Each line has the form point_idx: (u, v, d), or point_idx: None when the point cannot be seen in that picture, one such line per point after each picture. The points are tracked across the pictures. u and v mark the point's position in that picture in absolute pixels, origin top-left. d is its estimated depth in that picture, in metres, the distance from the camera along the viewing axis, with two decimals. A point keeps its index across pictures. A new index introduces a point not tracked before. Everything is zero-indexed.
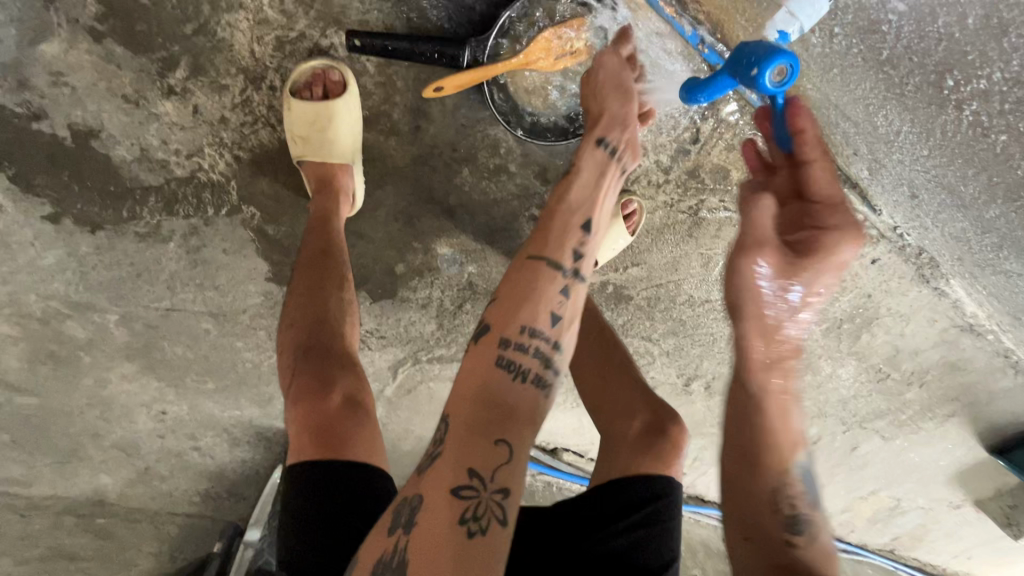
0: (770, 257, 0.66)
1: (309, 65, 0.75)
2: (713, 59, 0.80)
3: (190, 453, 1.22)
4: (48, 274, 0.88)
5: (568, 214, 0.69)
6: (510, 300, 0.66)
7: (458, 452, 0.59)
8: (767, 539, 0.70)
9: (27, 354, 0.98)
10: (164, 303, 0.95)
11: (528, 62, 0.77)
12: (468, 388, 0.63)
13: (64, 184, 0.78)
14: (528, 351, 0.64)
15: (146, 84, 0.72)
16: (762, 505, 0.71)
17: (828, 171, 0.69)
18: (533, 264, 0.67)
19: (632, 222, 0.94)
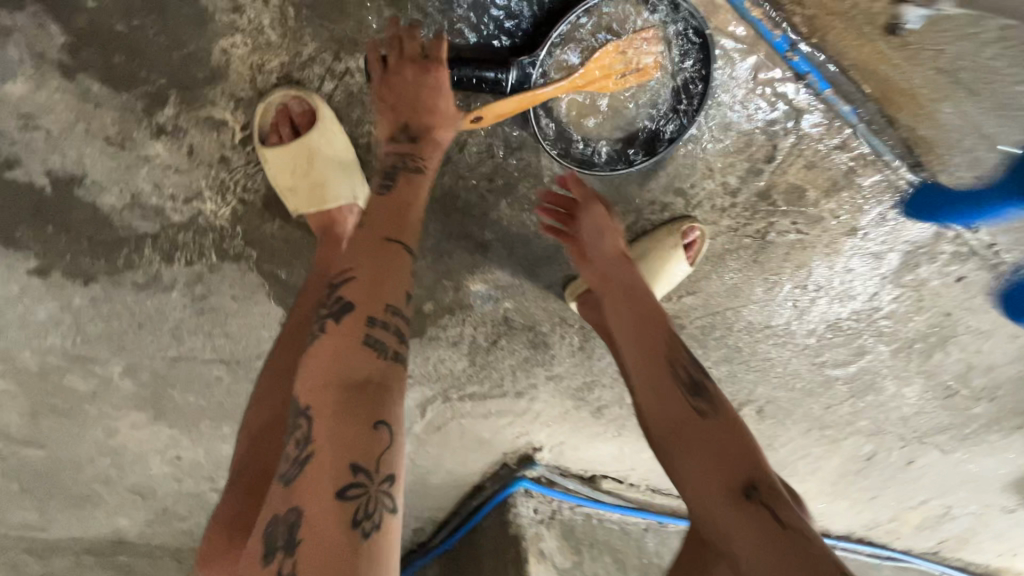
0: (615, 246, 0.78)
1: (266, 104, 0.62)
2: (802, 67, 0.68)
3: (209, 494, 1.14)
4: (42, 327, 0.79)
5: (420, 193, 0.61)
6: (373, 272, 0.58)
7: (332, 436, 0.51)
8: (689, 421, 0.66)
9: (29, 408, 0.90)
10: (171, 352, 0.86)
11: (580, 86, 0.71)
12: (322, 376, 0.54)
13: (50, 235, 0.69)
14: (389, 327, 0.57)
15: (130, 123, 0.60)
16: (664, 377, 0.70)
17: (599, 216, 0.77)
18: (391, 245, 0.58)
19: (692, 250, 0.81)
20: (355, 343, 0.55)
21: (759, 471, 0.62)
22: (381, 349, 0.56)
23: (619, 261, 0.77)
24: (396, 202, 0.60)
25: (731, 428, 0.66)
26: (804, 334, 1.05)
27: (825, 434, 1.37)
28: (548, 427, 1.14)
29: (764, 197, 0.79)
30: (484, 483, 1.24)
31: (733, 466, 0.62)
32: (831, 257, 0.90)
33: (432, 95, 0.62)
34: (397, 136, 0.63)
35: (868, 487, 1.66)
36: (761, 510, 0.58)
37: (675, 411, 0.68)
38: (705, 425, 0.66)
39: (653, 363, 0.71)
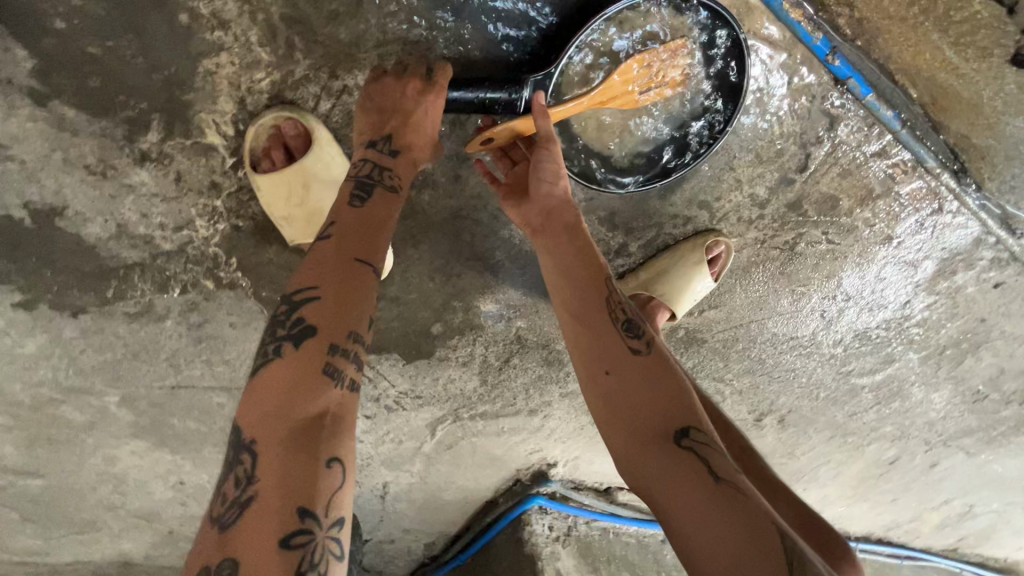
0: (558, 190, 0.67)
1: (256, 127, 0.57)
2: (844, 72, 0.63)
3: None
4: (33, 360, 0.75)
5: (385, 221, 0.58)
6: (337, 296, 0.54)
7: (279, 478, 0.48)
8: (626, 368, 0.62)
9: (24, 438, 0.87)
10: (169, 381, 0.82)
11: (604, 100, 0.65)
12: (270, 404, 0.51)
13: (33, 267, 0.65)
14: (349, 357, 0.54)
15: (111, 151, 0.56)
16: (599, 322, 0.64)
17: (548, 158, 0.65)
18: (358, 267, 0.55)
19: (717, 266, 0.77)
20: (311, 373, 0.52)
21: (698, 423, 0.57)
22: (338, 380, 0.53)
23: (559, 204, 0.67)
24: (361, 225, 0.57)
25: (671, 376, 0.61)
26: (831, 343, 1.00)
27: (847, 441, 1.32)
28: (562, 443, 1.10)
29: (794, 208, 0.74)
30: (496, 499, 1.20)
31: (670, 414, 0.58)
32: (863, 267, 0.85)
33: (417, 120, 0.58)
34: (376, 147, 0.58)
35: (889, 490, 1.62)
36: (692, 458, 0.54)
37: (612, 356, 0.62)
38: (642, 368, 0.61)
39: (593, 306, 0.65)
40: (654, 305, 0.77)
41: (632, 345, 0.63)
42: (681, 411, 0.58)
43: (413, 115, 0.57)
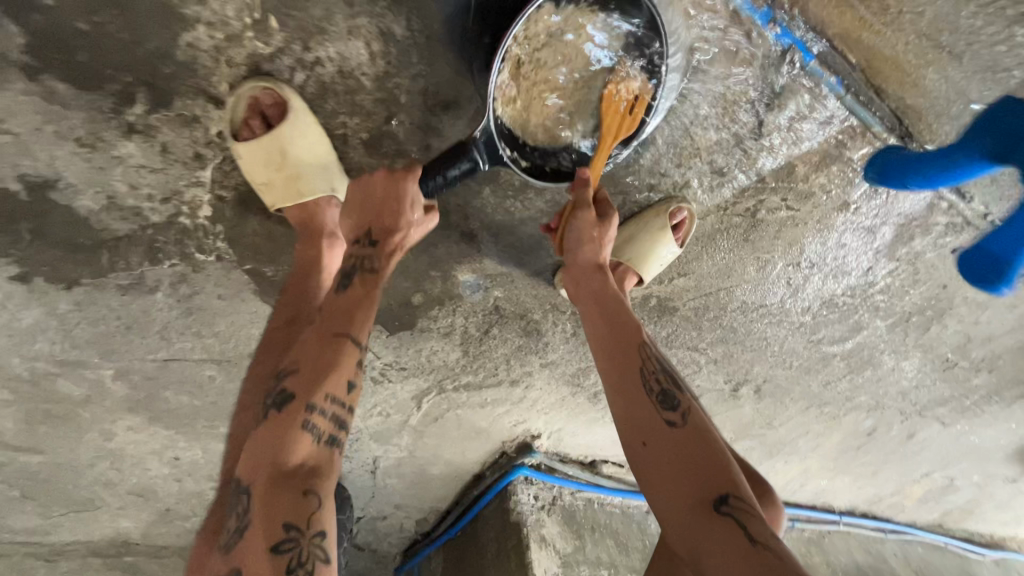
0: (594, 253, 0.80)
1: (236, 97, 0.61)
2: (787, 38, 0.67)
3: (211, 492, 1.16)
4: (30, 334, 0.79)
5: (368, 297, 0.70)
6: (315, 367, 0.66)
7: (268, 508, 0.59)
8: (659, 433, 0.68)
9: (23, 415, 0.91)
10: (161, 353, 0.85)
11: (613, 134, 0.74)
12: (262, 453, 0.62)
13: (27, 240, 0.68)
14: (324, 414, 0.65)
15: (100, 124, 0.59)
16: (636, 390, 0.72)
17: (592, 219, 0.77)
18: (336, 342, 0.67)
19: (681, 230, 0.83)
20: (295, 427, 0.63)
21: (734, 488, 0.61)
22: (314, 434, 0.64)
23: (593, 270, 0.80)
24: (342, 304, 0.68)
25: (712, 444, 0.66)
26: (799, 311, 1.04)
27: (824, 411, 1.36)
28: (545, 415, 1.14)
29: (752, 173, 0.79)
30: (484, 472, 1.24)
31: (705, 481, 0.62)
32: (823, 233, 0.89)
33: (394, 205, 0.68)
34: (359, 243, 0.71)
35: (869, 461, 1.66)
36: (726, 521, 0.58)
37: (649, 426, 0.69)
38: (677, 438, 0.67)
39: (631, 377, 0.73)
40: (621, 270, 0.87)
41: (666, 415, 0.69)
42: (716, 480, 0.62)
43: (389, 204, 0.68)
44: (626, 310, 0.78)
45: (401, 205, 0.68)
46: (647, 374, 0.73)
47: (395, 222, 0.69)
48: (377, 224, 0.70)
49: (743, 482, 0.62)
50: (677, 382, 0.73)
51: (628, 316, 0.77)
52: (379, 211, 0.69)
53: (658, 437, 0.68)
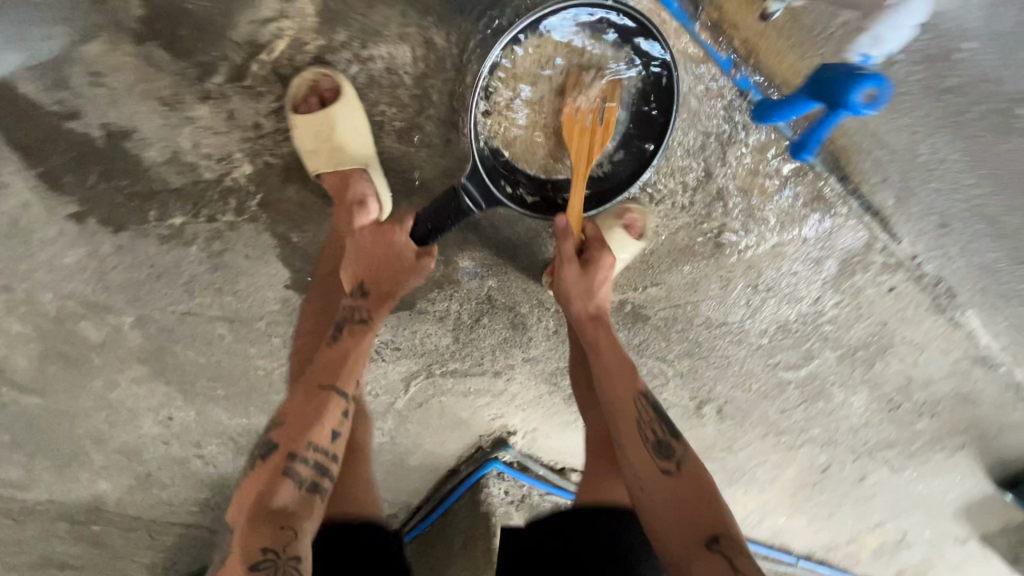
0: (584, 303, 0.90)
1: (304, 77, 0.75)
2: (744, 85, 0.88)
3: (194, 460, 1.20)
4: (67, 273, 0.87)
5: (361, 348, 0.83)
6: (301, 417, 0.80)
7: (248, 539, 0.72)
8: (653, 478, 0.80)
9: (36, 355, 0.97)
10: (181, 306, 0.94)
11: (590, 155, 0.86)
12: (252, 490, 0.77)
13: (92, 182, 0.79)
14: (307, 459, 0.78)
15: (183, 87, 0.73)
16: (634, 437, 0.84)
17: (576, 274, 0.88)
18: (322, 393, 0.81)
19: (634, 228, 0.94)
20: (281, 469, 0.77)
21: (724, 527, 0.75)
22: (296, 476, 0.77)
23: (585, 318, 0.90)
24: (333, 358, 0.82)
25: (706, 486, 0.80)
26: (757, 333, 1.16)
27: (781, 441, 1.46)
28: (522, 412, 1.22)
29: (710, 193, 0.96)
30: (458, 467, 1.30)
31: (696, 522, 0.76)
32: (778, 259, 1.03)
33: (388, 256, 0.81)
34: (354, 295, 0.83)
35: (826, 503, 1.72)
36: (719, 555, 0.71)
37: (649, 477, 0.80)
38: (673, 488, 0.79)
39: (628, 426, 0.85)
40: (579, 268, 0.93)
41: (664, 465, 0.81)
42: (709, 524, 0.75)
43: (385, 255, 0.81)
44: (619, 359, 0.89)
45: (396, 257, 0.81)
46: (644, 427, 0.84)
47: (387, 281, 0.82)
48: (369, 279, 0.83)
49: (729, 521, 0.76)
50: (670, 430, 0.85)
51: (621, 366, 0.88)
52: (373, 266, 0.82)
53: (655, 482, 0.80)
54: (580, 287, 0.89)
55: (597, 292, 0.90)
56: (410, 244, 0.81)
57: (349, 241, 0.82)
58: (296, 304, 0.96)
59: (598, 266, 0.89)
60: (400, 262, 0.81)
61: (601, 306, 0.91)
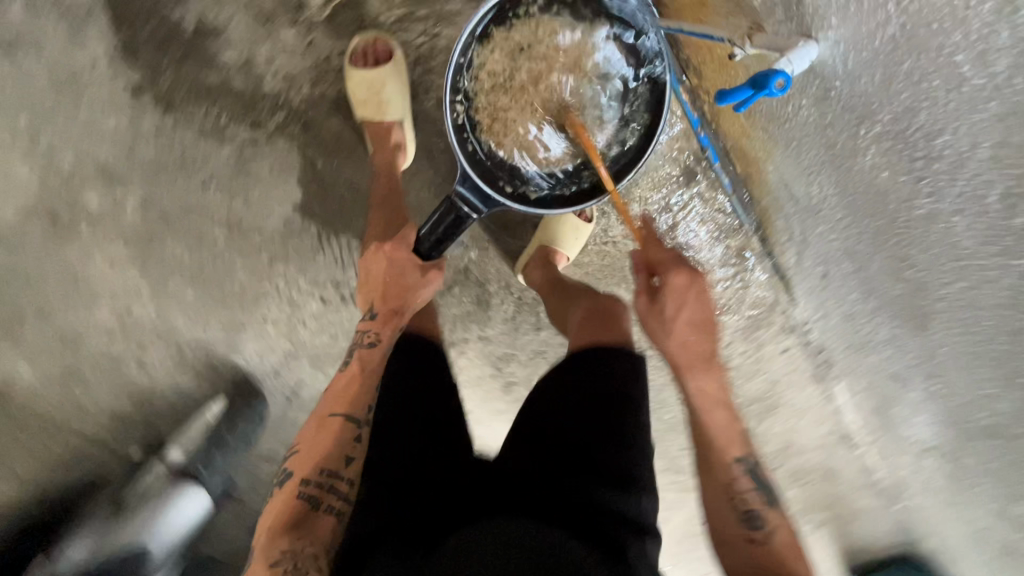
0: (664, 340, 0.77)
1: (363, 38, 0.96)
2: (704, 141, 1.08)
3: (129, 364, 1.19)
4: (103, 136, 0.97)
5: (371, 367, 0.86)
6: (314, 443, 0.81)
7: (266, 553, 0.71)
8: (733, 541, 0.72)
9: (26, 209, 1.00)
10: (189, 199, 1.02)
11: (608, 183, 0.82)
12: (271, 518, 0.76)
13: (169, 64, 0.95)
14: (324, 480, 0.77)
15: (282, 14, 0.95)
16: (721, 497, 0.74)
17: (650, 306, 0.76)
18: (333, 417, 0.82)
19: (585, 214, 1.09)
20: (296, 491, 0.77)
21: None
22: (314, 497, 0.76)
23: (670, 351, 0.77)
24: (345, 383, 0.86)
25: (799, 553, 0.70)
26: None
27: None
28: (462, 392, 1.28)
29: (653, 227, 1.17)
30: None
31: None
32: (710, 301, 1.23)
33: (394, 275, 0.90)
34: (366, 322, 0.90)
35: None
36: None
37: (730, 545, 0.71)
38: (756, 556, 0.69)
39: (717, 489, 0.75)
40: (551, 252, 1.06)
41: (748, 534, 0.71)
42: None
43: (389, 275, 0.90)
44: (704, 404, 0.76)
45: (402, 274, 0.90)
46: (734, 492, 0.74)
47: (393, 295, 0.90)
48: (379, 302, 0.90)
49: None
50: (765, 485, 0.75)
51: (708, 419, 0.76)
52: (383, 288, 0.90)
53: (739, 548, 0.71)
54: (658, 319, 0.76)
55: (677, 324, 0.76)
56: (415, 259, 0.91)
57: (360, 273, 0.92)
58: (298, 224, 1.07)
59: (674, 293, 0.75)
60: (404, 278, 0.90)
61: (692, 353, 0.77)
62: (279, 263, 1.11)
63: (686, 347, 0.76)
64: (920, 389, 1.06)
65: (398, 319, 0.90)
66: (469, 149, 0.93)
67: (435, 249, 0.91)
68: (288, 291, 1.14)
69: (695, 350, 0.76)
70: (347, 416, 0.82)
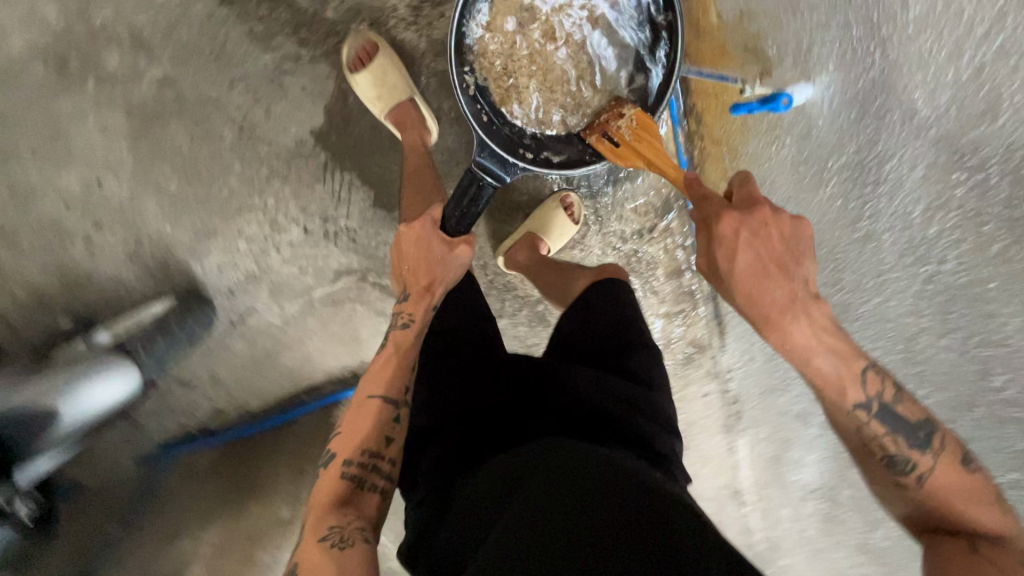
0: (735, 298, 0.70)
1: (351, 42, 1.05)
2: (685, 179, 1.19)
3: (74, 241, 1.12)
4: (150, 7, 1.01)
5: (405, 346, 0.88)
6: (352, 425, 0.82)
7: (314, 529, 0.73)
8: (880, 479, 0.71)
9: (39, 49, 1.00)
10: (211, 91, 1.05)
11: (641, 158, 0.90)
12: (316, 497, 0.78)
13: None
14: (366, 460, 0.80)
15: None
16: (857, 449, 0.72)
17: (716, 261, 0.70)
18: (369, 398, 0.83)
19: (570, 208, 1.21)
20: (340, 472, 0.79)
21: (968, 525, 0.64)
22: (357, 477, 0.79)
23: (747, 306, 0.69)
24: (380, 366, 0.86)
25: (975, 495, 0.66)
26: None
27: None
28: None
29: (625, 249, 1.26)
30: (322, 386, 1.35)
31: (935, 538, 0.66)
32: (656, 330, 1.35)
33: (433, 254, 0.92)
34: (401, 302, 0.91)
35: None
36: (959, 547, 0.63)
37: (881, 492, 0.72)
38: (910, 500, 0.69)
39: (851, 441, 0.72)
40: (534, 237, 1.18)
41: (897, 479, 0.70)
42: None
43: (427, 256, 0.92)
44: (803, 353, 0.68)
45: (438, 255, 0.92)
46: (866, 438, 0.70)
47: (427, 274, 0.91)
48: (415, 282, 0.91)
49: (999, 525, 0.64)
50: (911, 418, 0.69)
51: (820, 372, 0.68)
52: (421, 269, 0.91)
53: (891, 489, 0.70)
54: (727, 276, 0.70)
55: (745, 275, 0.69)
56: (442, 235, 0.94)
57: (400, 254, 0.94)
58: (308, 148, 1.11)
59: (733, 240, 0.69)
60: (441, 259, 0.92)
61: (766, 304, 0.68)
62: (276, 181, 1.13)
63: (762, 296, 0.68)
64: (816, 427, 1.20)
65: (433, 295, 0.90)
66: (489, 122, 1.05)
67: (462, 224, 0.98)
68: (274, 212, 1.15)
69: (779, 296, 0.68)
70: (383, 398, 0.83)
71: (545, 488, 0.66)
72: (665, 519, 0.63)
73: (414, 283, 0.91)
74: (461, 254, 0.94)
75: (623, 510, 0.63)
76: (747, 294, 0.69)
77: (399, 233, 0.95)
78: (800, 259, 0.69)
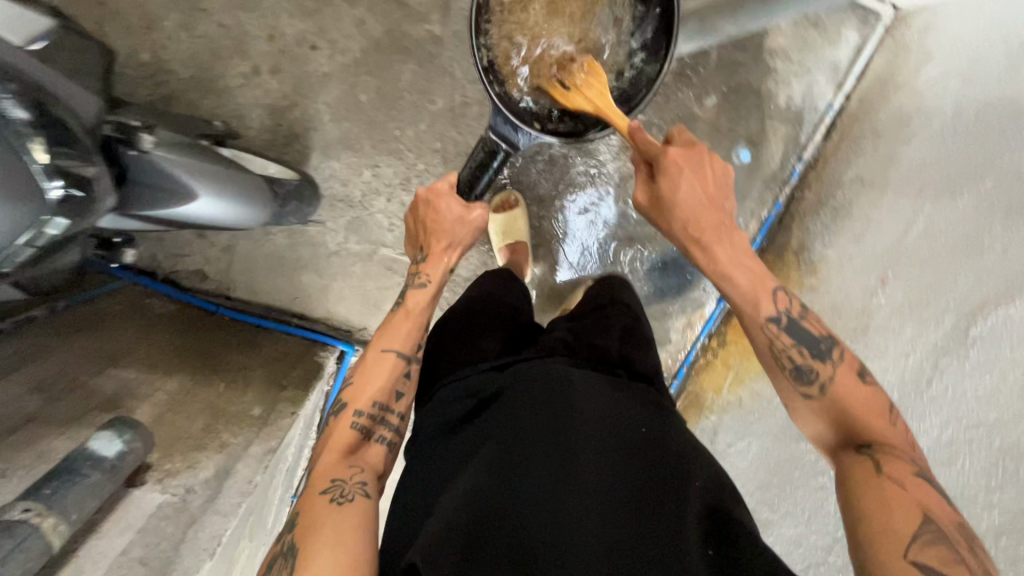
0: (667, 220, 0.76)
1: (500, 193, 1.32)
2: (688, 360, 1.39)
3: (243, 62, 1.16)
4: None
5: (423, 305, 0.89)
6: (363, 378, 0.83)
7: (324, 473, 0.72)
8: (794, 401, 0.68)
9: None
10: (454, 70, 1.20)
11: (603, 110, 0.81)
12: (322, 445, 0.77)
13: None
14: (379, 413, 0.81)
15: None
16: (770, 365, 0.70)
17: (662, 189, 0.76)
18: (382, 350, 0.84)
19: None
20: (349, 424, 0.79)
21: (878, 442, 0.62)
22: (362, 425, 0.79)
23: (676, 221, 0.75)
24: (395, 324, 0.87)
25: (877, 410, 0.64)
26: None
27: None
28: None
29: None
30: (315, 322, 1.31)
31: (847, 458, 0.63)
32: None
33: (460, 225, 0.93)
34: (416, 261, 0.93)
35: None
36: (866, 467, 0.60)
37: (798, 413, 0.69)
38: (822, 413, 0.66)
39: (766, 356, 0.71)
40: None
41: (804, 390, 0.68)
42: (901, 507, 0.56)
43: (450, 224, 0.92)
44: (722, 270, 0.73)
45: (459, 220, 0.93)
46: (779, 349, 0.69)
47: (446, 235, 0.92)
48: (434, 242, 0.92)
49: (900, 440, 0.62)
50: (816, 333, 0.70)
51: (738, 282, 0.72)
52: (442, 234, 0.93)
53: (804, 410, 0.67)
54: (663, 201, 0.76)
55: (679, 192, 0.75)
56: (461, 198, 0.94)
57: (420, 217, 0.95)
58: None
59: (676, 169, 0.75)
60: (467, 230, 0.94)
61: (697, 221, 0.74)
62: (437, 157, 1.24)
63: (687, 209, 0.74)
64: None
65: (449, 258, 0.92)
66: (502, 93, 0.87)
67: (477, 191, 1.06)
68: (415, 174, 1.24)
69: (703, 214, 0.75)
70: (394, 352, 0.84)
71: (507, 420, 0.71)
72: (621, 450, 0.68)
73: (430, 243, 0.93)
74: (481, 220, 0.94)
75: (578, 445, 0.67)
76: (681, 214, 0.75)
77: (421, 194, 0.95)
78: (727, 196, 0.77)
